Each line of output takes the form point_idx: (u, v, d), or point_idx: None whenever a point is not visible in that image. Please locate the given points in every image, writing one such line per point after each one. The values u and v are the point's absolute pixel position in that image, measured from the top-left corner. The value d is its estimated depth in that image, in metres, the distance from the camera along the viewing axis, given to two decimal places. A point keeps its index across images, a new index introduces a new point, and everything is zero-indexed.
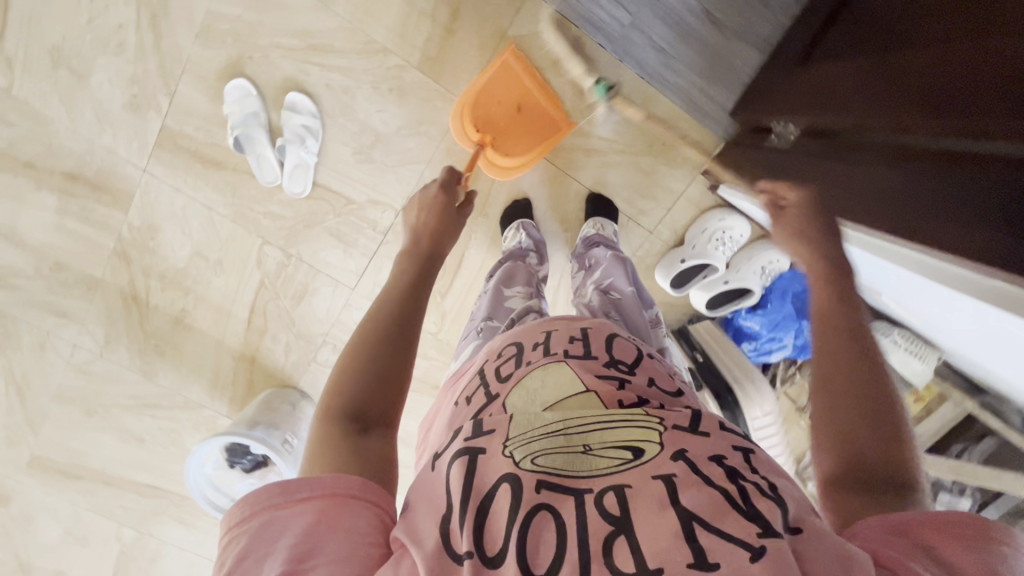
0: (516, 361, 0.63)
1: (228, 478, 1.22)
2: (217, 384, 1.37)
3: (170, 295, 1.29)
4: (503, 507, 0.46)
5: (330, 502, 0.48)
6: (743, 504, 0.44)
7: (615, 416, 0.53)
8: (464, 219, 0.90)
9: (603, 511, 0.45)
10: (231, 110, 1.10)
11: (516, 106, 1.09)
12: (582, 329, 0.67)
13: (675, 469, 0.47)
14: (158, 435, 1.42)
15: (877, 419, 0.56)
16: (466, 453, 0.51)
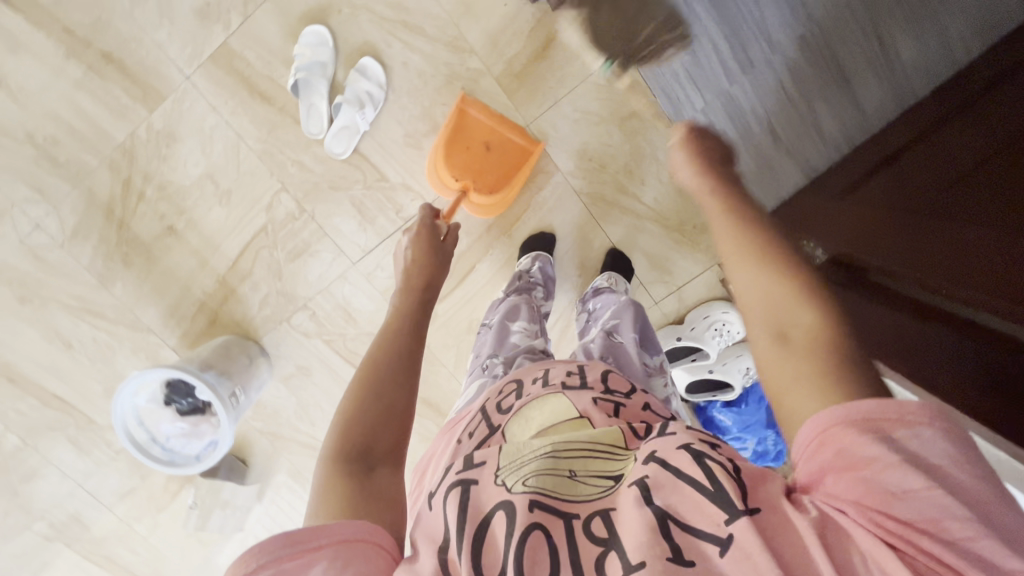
0: (516, 393, 0.61)
1: (158, 415, 1.12)
2: (175, 314, 1.28)
3: (162, 209, 1.21)
4: (498, 535, 0.45)
5: (339, 550, 0.45)
6: (710, 485, 0.43)
7: (601, 444, 0.52)
8: (452, 250, 0.85)
9: (591, 535, 0.45)
10: (301, 52, 1.09)
11: (484, 145, 1.12)
12: (577, 363, 0.65)
13: (647, 470, 0.47)
14: (89, 347, 1.30)
15: (769, 268, 0.52)
16: (458, 483, 0.49)
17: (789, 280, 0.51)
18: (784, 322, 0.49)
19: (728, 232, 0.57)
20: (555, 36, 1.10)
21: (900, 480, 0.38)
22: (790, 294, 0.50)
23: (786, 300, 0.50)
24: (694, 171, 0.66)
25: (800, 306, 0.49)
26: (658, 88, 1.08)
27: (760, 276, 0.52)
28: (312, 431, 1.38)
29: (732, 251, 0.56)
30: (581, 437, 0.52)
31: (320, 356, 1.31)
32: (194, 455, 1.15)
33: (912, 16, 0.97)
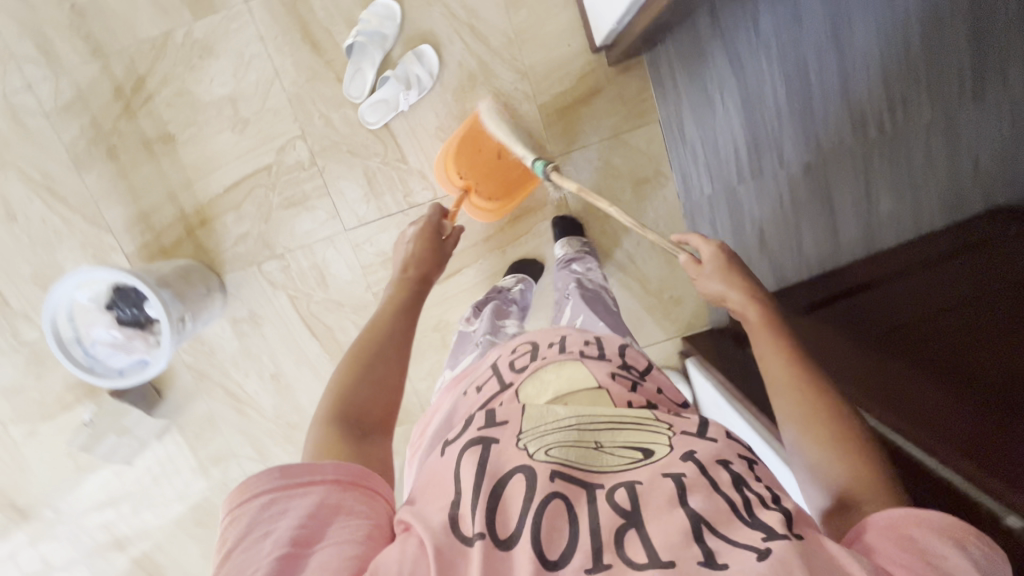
0: (531, 355, 0.67)
1: (92, 317, 1.05)
2: (142, 223, 1.22)
3: (169, 114, 1.17)
4: (515, 498, 0.47)
5: (332, 487, 0.49)
6: (746, 515, 0.46)
7: (625, 421, 0.56)
8: (450, 251, 0.88)
9: (614, 505, 0.47)
10: (368, 18, 1.11)
11: (496, 153, 1.13)
12: (595, 336, 0.72)
13: (685, 469, 0.49)
14: (35, 226, 1.21)
15: (833, 434, 0.57)
16: (480, 441, 0.52)
17: (854, 450, 0.56)
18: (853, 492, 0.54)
19: (785, 383, 0.62)
20: (603, 88, 1.16)
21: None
22: (856, 465, 0.55)
23: (855, 470, 0.54)
24: (741, 297, 0.71)
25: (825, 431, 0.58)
26: (677, 167, 1.19)
27: (824, 441, 0.57)
28: (242, 381, 1.32)
29: (796, 409, 0.60)
30: (604, 413, 0.56)
31: (278, 310, 1.28)
32: (116, 370, 1.08)
33: (897, 177, 1.12)
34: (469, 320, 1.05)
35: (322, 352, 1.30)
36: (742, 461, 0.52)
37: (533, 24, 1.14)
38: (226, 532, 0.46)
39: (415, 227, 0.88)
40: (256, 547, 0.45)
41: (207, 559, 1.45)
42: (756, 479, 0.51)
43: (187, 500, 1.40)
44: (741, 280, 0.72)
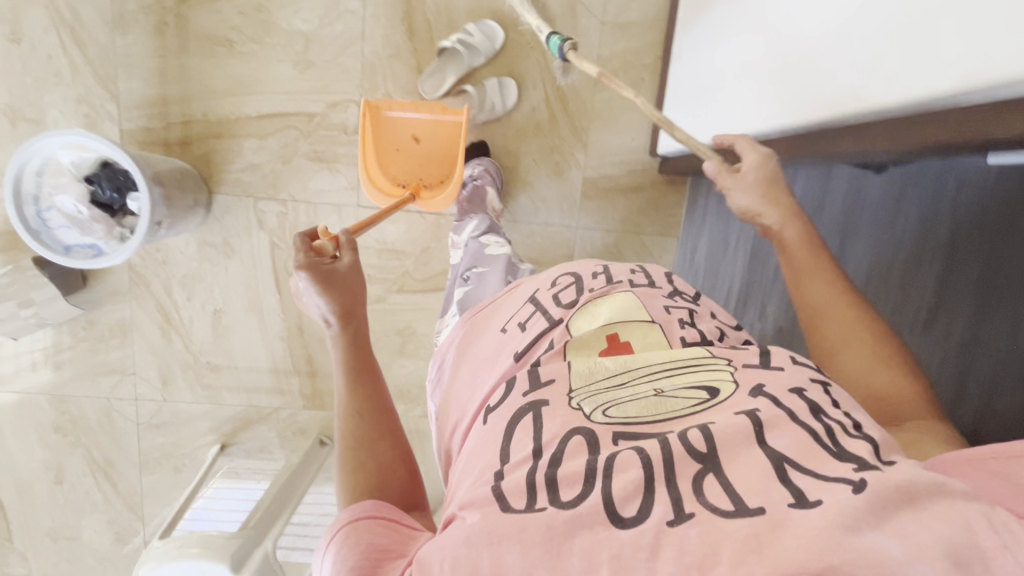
0: (576, 288, 0.65)
1: (62, 182, 0.94)
2: (154, 109, 1.13)
3: (236, 22, 1.11)
4: (577, 463, 0.42)
5: (347, 527, 0.52)
6: (831, 445, 0.39)
7: (684, 363, 0.51)
8: (361, 270, 0.68)
9: (688, 447, 0.40)
10: (472, 31, 1.11)
11: (412, 138, 1.12)
12: (636, 266, 0.72)
13: (758, 404, 0.43)
14: (37, 60, 1.10)
15: (876, 352, 0.61)
16: (531, 407, 0.48)
17: (897, 369, 0.60)
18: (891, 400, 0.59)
19: (831, 303, 0.64)
20: (646, 186, 1.24)
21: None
22: (898, 380, 0.59)
23: (898, 386, 0.59)
24: (779, 214, 0.67)
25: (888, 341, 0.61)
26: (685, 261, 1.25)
27: (869, 360, 0.61)
28: (180, 304, 1.23)
29: (838, 329, 0.63)
30: (658, 360, 0.51)
31: (253, 250, 1.21)
32: (62, 245, 0.96)
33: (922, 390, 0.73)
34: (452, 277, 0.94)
35: (276, 309, 1.25)
36: (816, 387, 0.46)
37: (611, 108, 1.19)
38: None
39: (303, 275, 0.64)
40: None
41: (47, 469, 1.29)
42: (834, 406, 0.44)
43: (58, 399, 1.26)
44: (783, 200, 0.68)
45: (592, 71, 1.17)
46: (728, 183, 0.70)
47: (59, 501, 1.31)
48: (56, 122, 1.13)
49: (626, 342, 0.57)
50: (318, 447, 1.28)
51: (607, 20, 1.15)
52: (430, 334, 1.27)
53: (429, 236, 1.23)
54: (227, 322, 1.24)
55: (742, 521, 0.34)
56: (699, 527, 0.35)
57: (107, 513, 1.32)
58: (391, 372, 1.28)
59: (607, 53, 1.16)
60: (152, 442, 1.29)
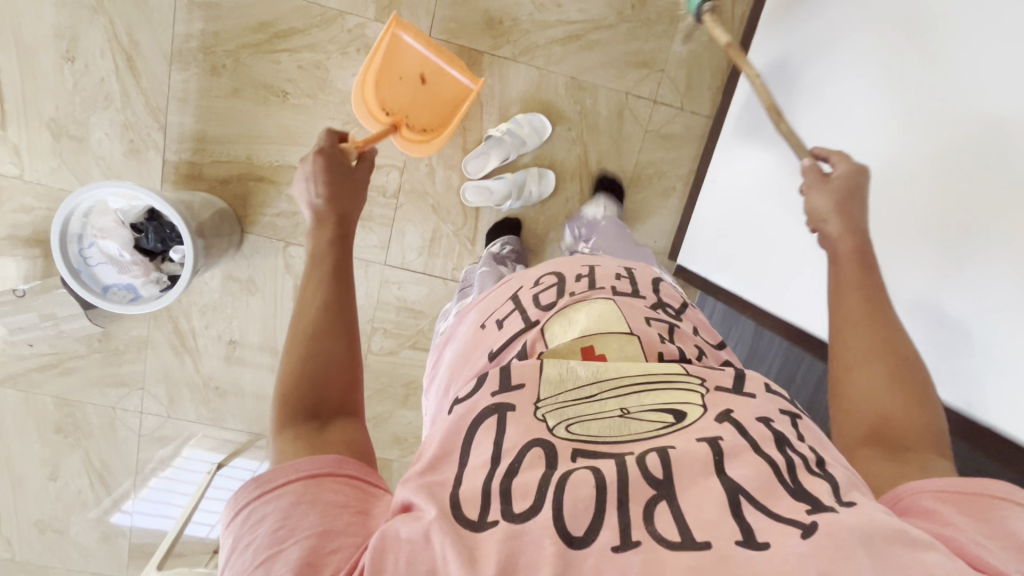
0: (557, 291, 0.72)
1: (108, 225, 0.96)
2: (199, 145, 1.15)
3: (294, 74, 1.12)
4: (534, 478, 0.45)
5: (306, 483, 0.47)
6: (790, 480, 0.44)
7: (656, 378, 0.55)
8: (367, 175, 0.80)
9: (647, 472, 0.44)
10: (520, 121, 1.15)
11: (419, 77, 1.12)
12: (626, 270, 0.79)
13: (722, 432, 0.48)
14: (87, 82, 1.10)
15: (888, 373, 0.57)
16: (495, 410, 0.51)
17: (915, 400, 0.56)
18: (887, 423, 0.55)
19: (863, 318, 0.61)
20: None
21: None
22: (902, 405, 0.55)
23: (900, 412, 0.55)
24: (841, 223, 0.67)
25: (916, 375, 0.58)
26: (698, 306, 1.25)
27: (880, 380, 0.57)
28: (197, 330, 1.26)
29: (856, 343, 0.60)
30: (630, 374, 0.54)
31: (276, 289, 1.25)
32: (101, 285, 0.99)
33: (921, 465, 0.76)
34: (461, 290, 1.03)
35: None
36: (784, 419, 0.52)
37: (639, 209, 1.24)
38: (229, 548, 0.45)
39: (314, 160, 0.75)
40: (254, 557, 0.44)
41: (42, 465, 1.32)
42: (799, 439, 0.50)
43: (62, 401, 1.28)
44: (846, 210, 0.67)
45: (627, 171, 1.21)
46: (812, 182, 0.71)
47: (50, 496, 1.35)
48: (99, 143, 1.13)
49: (603, 355, 0.63)
50: None
51: (650, 129, 1.19)
52: None
53: (447, 301, 1.28)
54: (241, 354, 1.29)
55: (687, 554, 0.38)
56: (642, 555, 0.39)
57: (97, 512, 1.36)
58: (392, 420, 1.34)
59: (644, 159, 1.21)
60: (150, 452, 1.33)
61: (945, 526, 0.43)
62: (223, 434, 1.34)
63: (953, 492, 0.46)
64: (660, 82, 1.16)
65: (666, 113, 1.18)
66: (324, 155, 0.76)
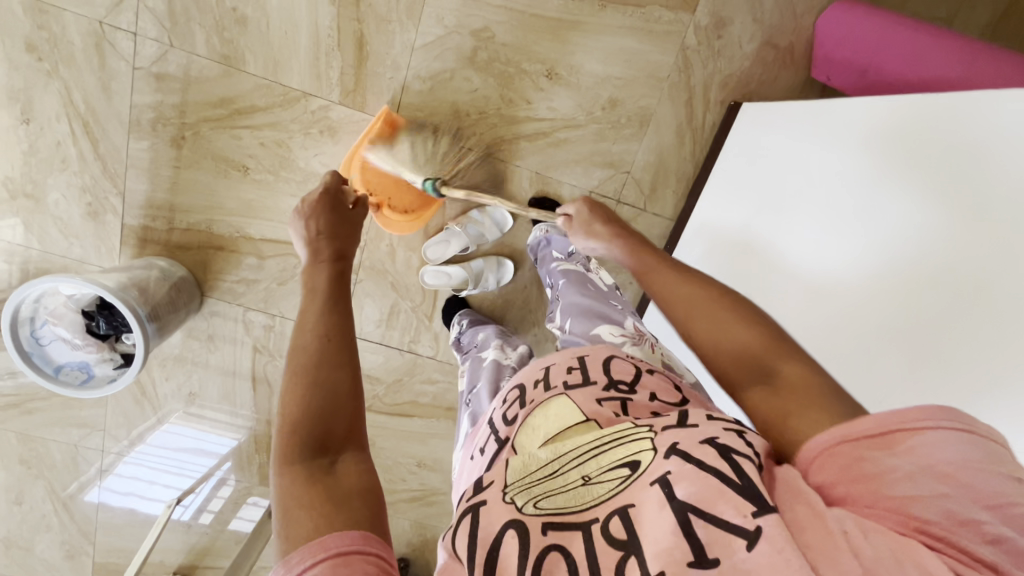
0: (519, 402, 0.61)
1: (60, 310, 0.99)
2: (158, 213, 1.14)
3: (255, 150, 1.11)
4: (511, 555, 0.44)
5: (331, 563, 0.41)
6: (737, 478, 0.42)
7: (610, 434, 0.51)
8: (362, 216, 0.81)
9: (609, 535, 0.43)
10: (482, 217, 1.16)
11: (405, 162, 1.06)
12: (578, 357, 0.64)
13: (670, 467, 0.45)
14: (43, 144, 1.08)
15: (728, 317, 0.59)
16: (469, 510, 0.49)
17: (738, 321, 0.59)
18: (750, 359, 0.56)
19: (682, 292, 0.64)
20: None
21: (920, 483, 0.39)
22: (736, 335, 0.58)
23: (748, 348, 0.57)
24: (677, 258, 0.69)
25: (738, 310, 0.60)
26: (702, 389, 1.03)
27: (733, 325, 0.58)
28: (157, 382, 1.30)
29: (699, 309, 0.61)
30: (589, 438, 0.52)
31: (235, 350, 1.27)
32: (53, 364, 1.01)
33: None
34: (465, 400, 0.81)
35: (248, 404, 1.33)
36: (730, 433, 0.47)
37: None
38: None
39: (314, 197, 0.77)
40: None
41: (6, 492, 1.36)
42: (746, 444, 0.46)
43: (26, 437, 1.32)
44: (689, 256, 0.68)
45: None
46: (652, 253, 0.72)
47: (12, 520, 1.37)
48: (56, 204, 1.12)
49: None
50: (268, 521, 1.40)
51: None
52: (388, 449, 1.37)
53: (404, 370, 1.31)
54: (200, 406, 1.32)
55: None
56: None
57: (62, 534, 1.38)
58: None
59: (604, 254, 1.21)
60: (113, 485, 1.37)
61: (868, 509, 0.40)
62: (206, 412, 1.32)
63: (828, 448, 0.44)
64: (625, 182, 1.16)
65: (629, 212, 1.18)
66: (326, 194, 0.78)
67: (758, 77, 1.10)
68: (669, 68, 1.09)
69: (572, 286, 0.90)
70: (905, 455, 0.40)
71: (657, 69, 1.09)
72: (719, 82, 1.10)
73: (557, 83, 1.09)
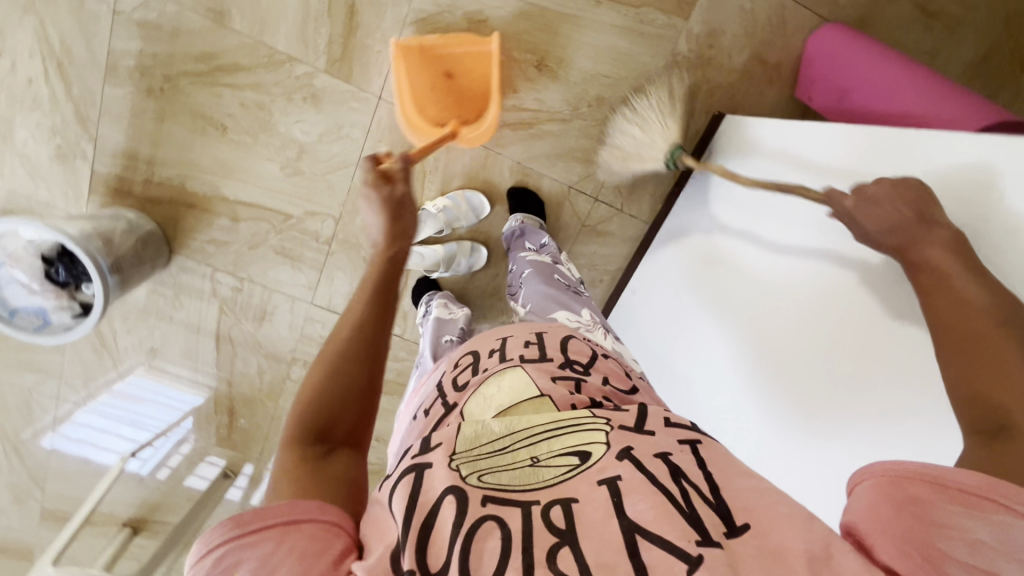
0: (473, 369, 0.61)
1: (19, 252, 0.98)
2: (130, 164, 1.12)
3: (234, 110, 1.10)
4: (446, 523, 0.42)
5: (282, 530, 0.41)
6: (684, 505, 0.42)
7: (565, 419, 0.50)
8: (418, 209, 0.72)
9: (547, 523, 0.42)
10: (461, 199, 1.15)
11: (445, 74, 1.07)
12: (538, 333, 0.64)
13: (621, 470, 0.45)
14: (15, 80, 1.06)
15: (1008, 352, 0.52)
16: (413, 470, 0.46)
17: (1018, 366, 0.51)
18: (1000, 420, 0.49)
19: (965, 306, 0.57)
20: None
21: (980, 554, 0.37)
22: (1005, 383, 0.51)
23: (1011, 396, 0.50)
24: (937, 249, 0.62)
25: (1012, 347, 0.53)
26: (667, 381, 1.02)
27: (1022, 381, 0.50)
28: (119, 333, 1.29)
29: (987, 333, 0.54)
30: (545, 417, 0.50)
31: (200, 309, 1.26)
32: (9, 308, 0.99)
33: None
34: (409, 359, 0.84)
35: (210, 365, 1.32)
36: (684, 451, 0.48)
37: None
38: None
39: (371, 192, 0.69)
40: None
41: None
42: (700, 466, 0.46)
43: None
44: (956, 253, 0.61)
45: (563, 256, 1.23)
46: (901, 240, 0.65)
47: None
48: (24, 143, 1.09)
49: None
50: (223, 480, 1.41)
51: (587, 224, 1.20)
52: None
53: None
54: (161, 363, 1.31)
55: None
56: None
57: (10, 477, 1.37)
58: None
59: (577, 250, 1.22)
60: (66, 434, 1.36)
61: (901, 541, 0.38)
62: (167, 367, 1.31)
63: (904, 476, 0.41)
64: (604, 181, 1.17)
65: (605, 211, 1.20)
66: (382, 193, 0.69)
67: (744, 90, 1.11)
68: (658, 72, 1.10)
69: (536, 273, 0.91)
70: (987, 524, 0.38)
71: (647, 72, 1.09)
72: (706, 91, 1.11)
73: (546, 75, 1.09)
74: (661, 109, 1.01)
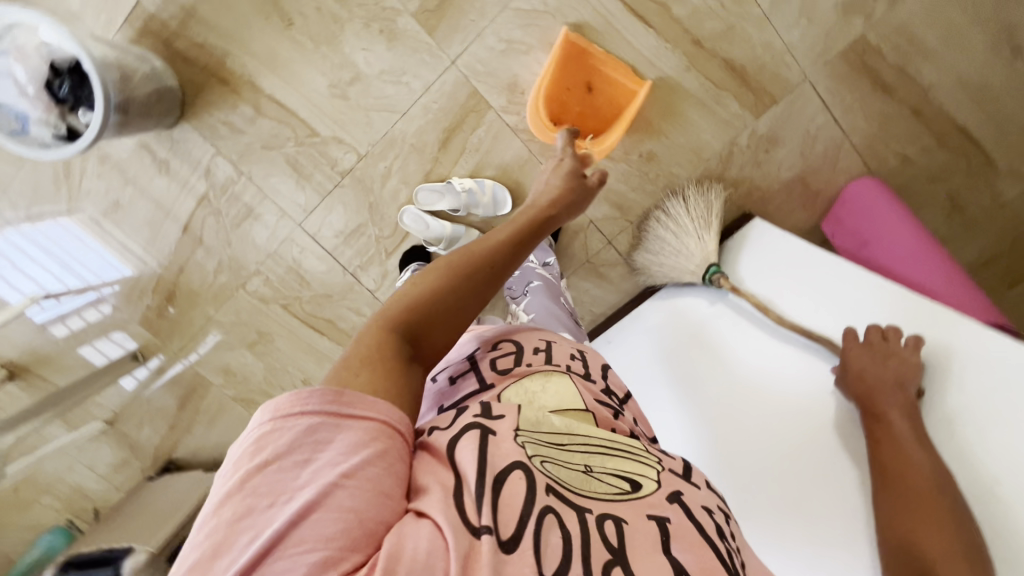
0: (515, 357, 0.59)
1: (27, 48, 0.90)
2: (181, 14, 1.06)
3: (309, 11, 1.06)
4: (515, 494, 0.41)
5: (379, 428, 0.40)
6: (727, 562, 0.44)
7: (618, 445, 0.52)
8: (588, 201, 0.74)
9: (605, 536, 0.41)
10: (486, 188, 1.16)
11: (586, 87, 1.11)
12: (579, 349, 0.65)
13: (670, 514, 0.46)
14: None
15: (933, 513, 0.62)
16: (477, 426, 0.46)
17: (939, 524, 0.61)
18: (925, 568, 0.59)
19: (898, 463, 0.67)
20: None
21: None
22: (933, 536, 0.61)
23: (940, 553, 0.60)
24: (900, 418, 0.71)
25: (937, 508, 0.63)
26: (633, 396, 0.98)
27: (946, 536, 0.60)
28: (87, 173, 1.18)
29: (917, 488, 0.65)
30: (595, 435, 0.52)
31: (184, 184, 1.19)
32: None
33: None
34: None
35: (168, 243, 1.24)
36: (721, 514, 0.51)
37: None
38: (258, 442, 0.38)
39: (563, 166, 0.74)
40: (291, 476, 0.37)
41: None
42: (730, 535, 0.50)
43: None
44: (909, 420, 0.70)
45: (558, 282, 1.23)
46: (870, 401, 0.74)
47: None
48: None
49: None
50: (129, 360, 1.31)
51: (592, 261, 1.22)
52: (283, 350, 1.32)
53: (339, 289, 1.27)
54: (116, 220, 1.21)
55: None
56: None
57: None
58: (229, 353, 1.32)
59: (574, 282, 1.23)
60: None
61: None
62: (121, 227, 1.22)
63: None
64: (623, 229, 1.19)
65: (614, 256, 1.22)
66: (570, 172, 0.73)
67: (780, 202, 1.17)
68: (714, 153, 1.14)
69: (545, 289, 0.92)
70: None
71: (705, 150, 1.13)
72: (748, 188, 1.16)
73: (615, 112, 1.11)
74: (697, 224, 1.09)
